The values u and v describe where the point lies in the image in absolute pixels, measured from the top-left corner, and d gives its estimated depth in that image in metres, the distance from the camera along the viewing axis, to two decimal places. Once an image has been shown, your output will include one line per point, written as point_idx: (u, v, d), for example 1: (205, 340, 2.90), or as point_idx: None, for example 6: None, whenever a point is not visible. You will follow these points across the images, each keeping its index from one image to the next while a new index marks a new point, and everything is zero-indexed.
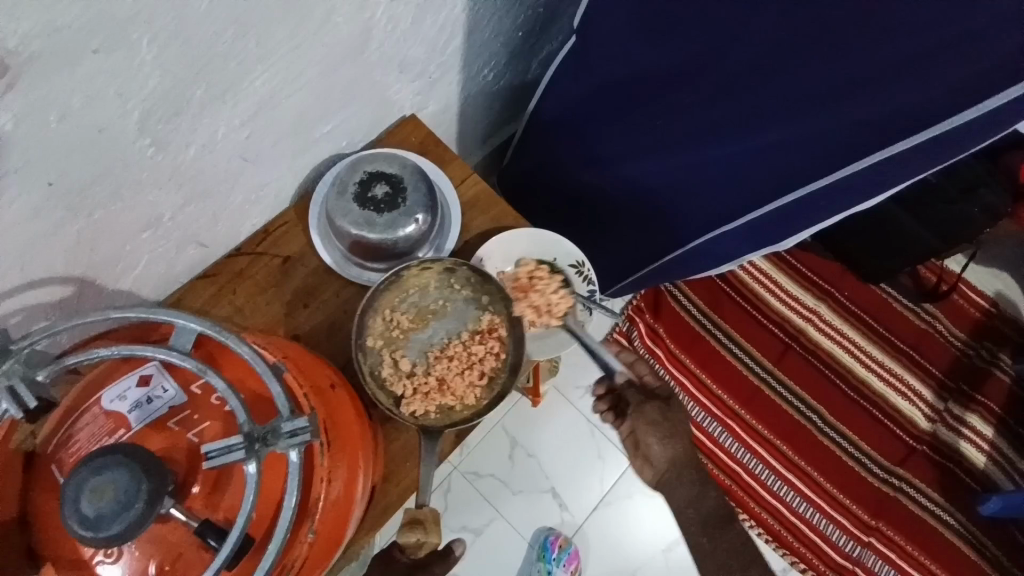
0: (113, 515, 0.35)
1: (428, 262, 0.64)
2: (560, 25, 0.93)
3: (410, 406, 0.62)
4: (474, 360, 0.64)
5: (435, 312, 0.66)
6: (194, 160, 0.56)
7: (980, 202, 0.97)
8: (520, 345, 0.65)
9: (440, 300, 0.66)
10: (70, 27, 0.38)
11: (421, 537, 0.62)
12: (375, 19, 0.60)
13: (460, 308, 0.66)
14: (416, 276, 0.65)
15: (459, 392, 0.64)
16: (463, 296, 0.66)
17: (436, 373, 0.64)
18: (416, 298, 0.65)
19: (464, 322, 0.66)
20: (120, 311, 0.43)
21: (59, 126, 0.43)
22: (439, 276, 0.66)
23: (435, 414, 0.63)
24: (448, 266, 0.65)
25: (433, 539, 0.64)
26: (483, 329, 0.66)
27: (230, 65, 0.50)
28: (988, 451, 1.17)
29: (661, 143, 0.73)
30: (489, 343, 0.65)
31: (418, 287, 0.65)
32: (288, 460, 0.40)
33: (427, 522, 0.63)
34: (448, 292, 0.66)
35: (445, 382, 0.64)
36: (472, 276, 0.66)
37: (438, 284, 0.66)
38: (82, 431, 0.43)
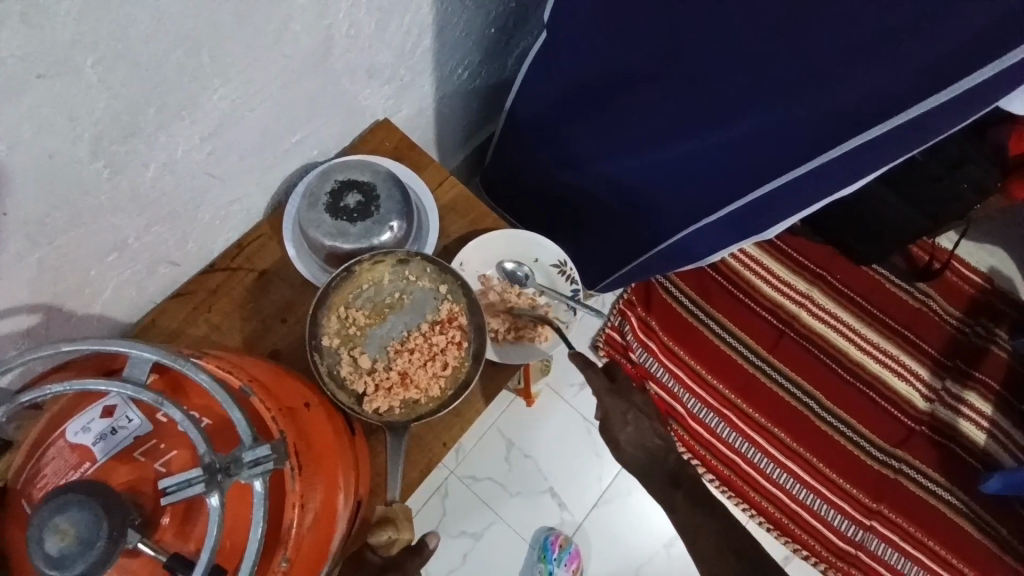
0: (75, 555, 0.34)
1: (379, 256, 0.64)
2: (533, 20, 0.91)
3: (373, 403, 0.61)
4: (436, 351, 0.63)
5: (392, 306, 0.65)
6: (156, 180, 0.54)
7: (968, 177, 0.96)
8: (481, 332, 0.63)
9: (395, 293, 0.65)
10: (9, 56, 0.37)
11: (393, 534, 0.59)
12: (336, 25, 0.58)
13: (419, 300, 0.65)
14: (368, 270, 0.64)
15: (423, 384, 0.62)
16: (420, 288, 0.65)
17: (397, 367, 0.63)
18: (371, 293, 0.64)
19: (423, 313, 0.65)
20: (72, 345, 0.41)
21: (8, 155, 0.42)
22: (392, 268, 0.65)
23: (399, 409, 0.62)
24: (400, 257, 0.64)
25: (407, 534, 0.60)
26: (443, 319, 0.64)
27: (185, 81, 0.49)
28: (988, 428, 1.16)
29: (638, 137, 0.72)
30: (450, 332, 0.64)
31: (373, 282, 0.64)
32: (253, 489, 0.39)
33: (398, 519, 0.60)
34: (403, 284, 0.65)
35: (408, 376, 0.62)
36: (428, 267, 0.64)
37: (393, 277, 0.65)
38: (48, 466, 0.42)
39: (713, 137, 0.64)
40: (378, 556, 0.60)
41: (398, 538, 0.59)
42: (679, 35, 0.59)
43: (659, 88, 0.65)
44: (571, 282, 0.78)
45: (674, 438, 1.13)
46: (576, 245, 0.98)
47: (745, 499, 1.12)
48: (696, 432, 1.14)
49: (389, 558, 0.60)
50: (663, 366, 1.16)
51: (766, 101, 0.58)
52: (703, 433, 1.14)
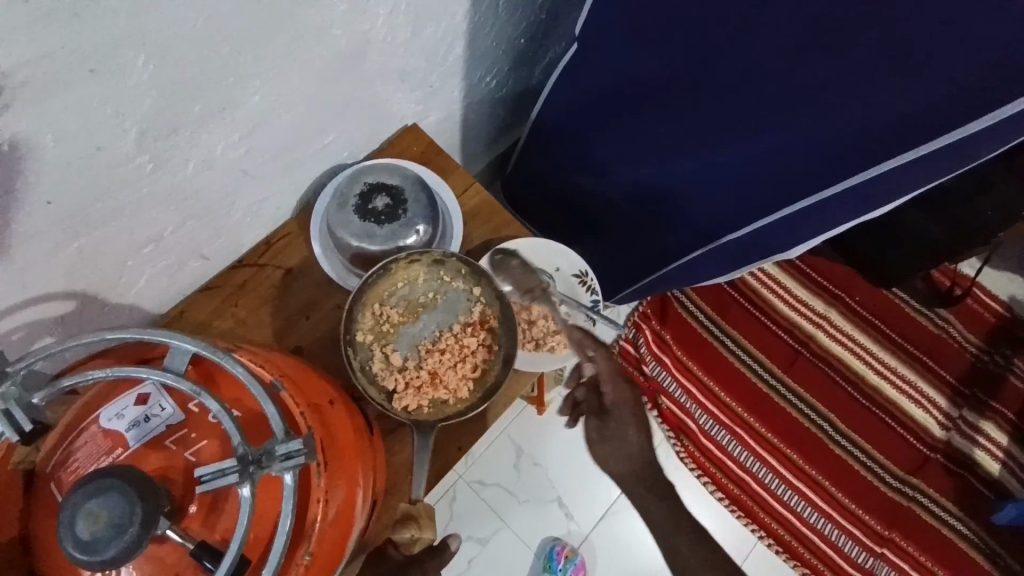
0: (108, 539, 0.35)
1: (416, 255, 0.64)
2: (561, 31, 0.92)
3: (402, 401, 0.62)
4: (467, 353, 0.65)
5: (426, 305, 0.66)
6: (193, 176, 0.56)
7: (993, 204, 0.93)
8: (512, 338, 0.64)
9: (429, 293, 0.66)
10: (62, 48, 0.38)
11: (415, 533, 0.62)
12: (372, 31, 0.60)
13: (451, 300, 0.66)
14: (404, 268, 0.65)
15: (452, 385, 0.64)
16: (453, 288, 0.66)
17: (427, 366, 0.64)
18: (406, 291, 0.66)
19: (455, 314, 0.66)
20: (116, 332, 0.43)
21: (57, 146, 0.43)
22: (427, 268, 0.66)
23: (427, 409, 0.63)
24: (436, 258, 0.65)
25: (428, 534, 0.63)
26: (475, 321, 0.66)
27: (227, 81, 0.50)
28: (1003, 459, 1.14)
29: (663, 153, 0.72)
30: (481, 335, 0.65)
31: (408, 280, 0.66)
32: (283, 482, 0.40)
33: (421, 517, 0.63)
34: (438, 284, 0.66)
35: (437, 376, 0.64)
36: (463, 268, 0.66)
37: (428, 276, 0.66)
38: (81, 450, 0.43)
39: (740, 155, 0.65)
40: (399, 553, 0.63)
41: (420, 537, 0.62)
42: (711, 53, 0.60)
43: (688, 105, 0.66)
44: (592, 292, 0.79)
45: (685, 454, 1.12)
46: (595, 255, 0.98)
47: (754, 520, 1.11)
48: (707, 448, 1.13)
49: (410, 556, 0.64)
50: (677, 380, 1.16)
51: (797, 121, 0.58)
52: (715, 451, 1.13)
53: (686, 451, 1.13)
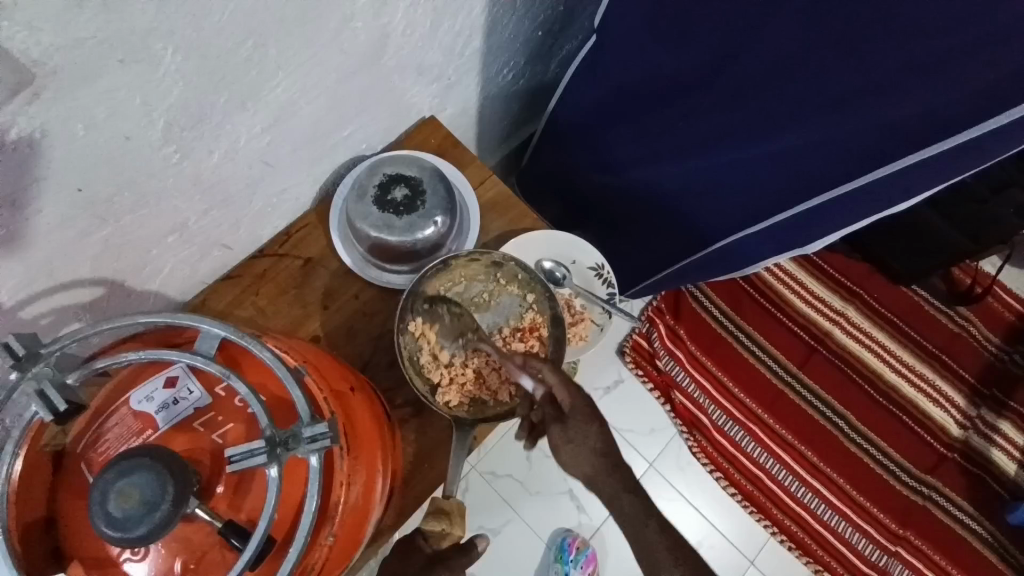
0: (140, 516, 0.36)
1: (476, 256, 0.67)
2: (579, 24, 0.92)
3: (445, 396, 0.64)
4: None
5: (479, 305, 0.69)
6: (216, 166, 0.57)
7: (1013, 202, 0.95)
8: (560, 347, 0.65)
9: (484, 293, 0.69)
10: (92, 38, 0.39)
11: (446, 528, 0.59)
12: (392, 24, 0.60)
13: (504, 305, 0.69)
14: (462, 266, 0.67)
15: (494, 387, 0.65)
16: (508, 293, 0.69)
17: (473, 365, 0.65)
18: (461, 289, 0.69)
19: (507, 317, 0.69)
20: (147, 317, 0.44)
21: (86, 135, 0.44)
22: (485, 268, 0.69)
23: (468, 407, 0.64)
24: (495, 260, 0.68)
25: (458, 532, 0.60)
26: (525, 327, 0.68)
27: (251, 73, 0.51)
28: (1021, 459, 1.13)
29: (681, 146, 0.72)
30: (530, 341, 0.67)
31: (466, 279, 0.69)
32: (308, 464, 0.41)
33: (452, 514, 0.58)
34: (493, 286, 0.69)
35: (481, 376, 0.65)
36: (519, 273, 0.68)
37: (485, 276, 0.69)
38: (111, 432, 0.44)
39: (759, 150, 0.64)
40: (429, 547, 0.60)
41: (450, 533, 0.59)
42: (731, 47, 0.59)
43: (707, 99, 0.65)
44: (607, 285, 0.79)
45: (698, 449, 1.12)
46: (609, 247, 0.98)
47: (767, 516, 1.10)
48: (719, 444, 1.13)
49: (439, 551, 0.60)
50: (689, 375, 1.16)
51: (818, 114, 0.58)
52: (725, 445, 1.13)
53: (698, 446, 1.12)
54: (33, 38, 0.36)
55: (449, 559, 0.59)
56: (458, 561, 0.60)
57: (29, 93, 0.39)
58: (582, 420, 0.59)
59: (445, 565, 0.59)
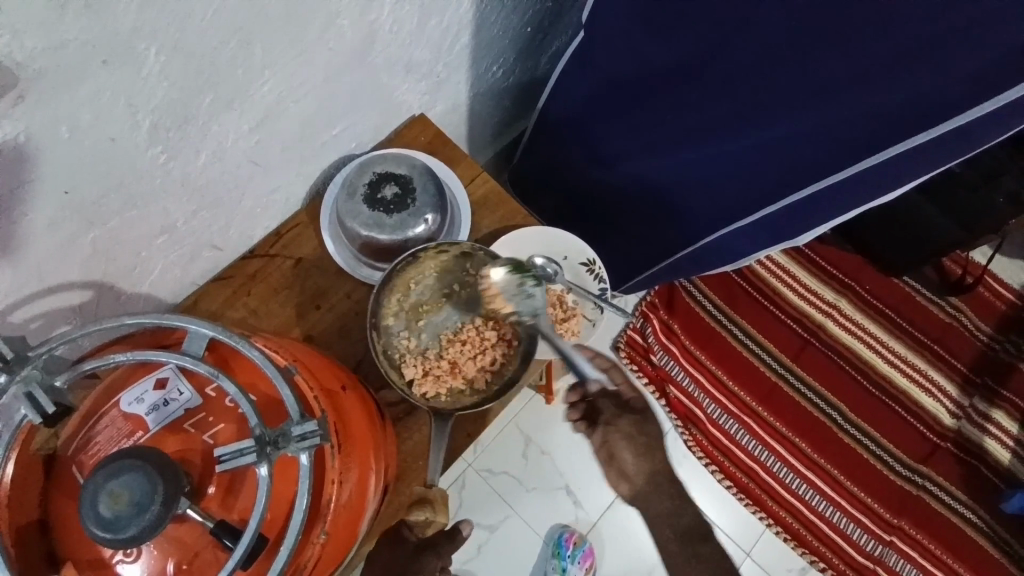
0: (130, 517, 0.36)
1: (444, 247, 0.65)
2: (568, 20, 0.92)
3: (421, 388, 0.64)
4: (487, 346, 0.66)
5: (451, 296, 0.68)
6: (205, 167, 0.57)
7: (1003, 189, 0.94)
8: (532, 334, 0.66)
9: (456, 284, 0.67)
10: (76, 40, 0.39)
11: (431, 515, 0.62)
12: (379, 22, 0.60)
13: (476, 295, 0.68)
14: (433, 258, 0.66)
15: (469, 376, 0.66)
16: (479, 283, 0.68)
17: (448, 356, 0.66)
18: (432, 281, 0.67)
19: (478, 307, 0.68)
20: (135, 318, 0.44)
21: (71, 137, 0.44)
22: (455, 260, 0.67)
23: (445, 397, 0.65)
24: (465, 250, 0.66)
25: (442, 518, 0.64)
26: (497, 316, 0.67)
27: (238, 72, 0.51)
28: (1013, 447, 1.14)
29: (671, 141, 0.72)
30: (502, 330, 0.67)
31: (435, 270, 0.67)
32: (299, 463, 0.41)
33: (435, 502, 0.63)
34: (464, 277, 0.67)
35: (457, 365, 0.66)
36: (490, 263, 0.66)
37: (456, 267, 0.67)
38: (101, 434, 0.44)
39: (746, 143, 0.64)
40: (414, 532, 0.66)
41: (434, 519, 0.63)
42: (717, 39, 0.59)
43: (694, 92, 0.65)
44: (598, 279, 0.79)
45: (693, 442, 1.13)
46: (602, 243, 0.99)
47: (761, 508, 1.11)
48: (714, 437, 1.14)
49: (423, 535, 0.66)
50: (682, 369, 1.16)
51: (804, 107, 0.58)
52: (720, 439, 1.14)
53: (693, 439, 1.13)
54: (16, 41, 0.36)
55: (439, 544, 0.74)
56: (444, 545, 0.75)
57: (11, 96, 0.38)
58: None
59: (434, 550, 0.73)
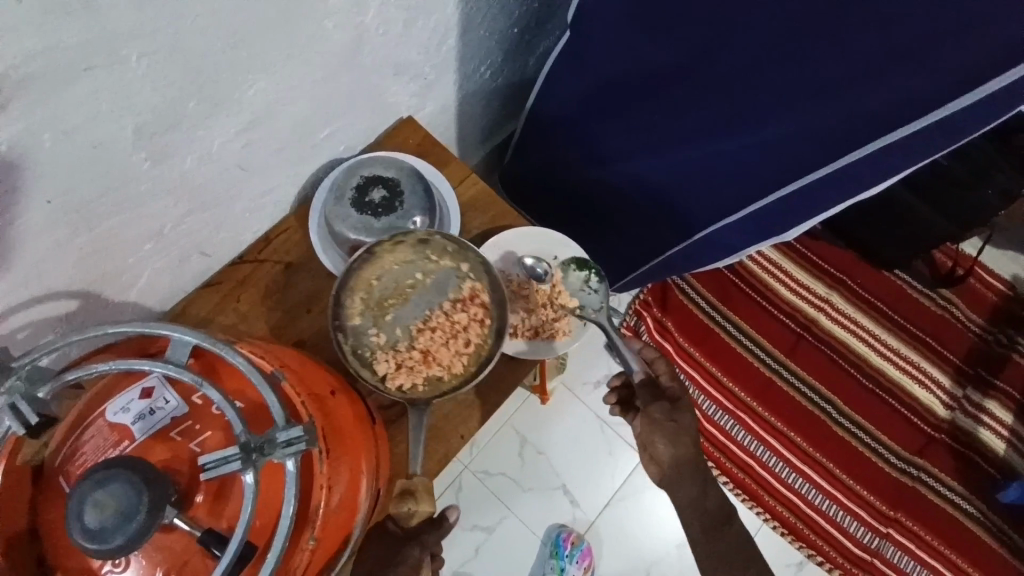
0: (116, 527, 0.36)
1: (400, 236, 0.63)
2: (556, 20, 0.92)
3: (396, 381, 0.62)
4: (459, 329, 0.64)
5: (415, 286, 0.65)
6: (192, 172, 0.56)
7: (994, 183, 0.94)
8: (502, 310, 0.63)
9: (418, 273, 0.65)
10: (59, 47, 0.38)
11: (412, 506, 0.59)
12: (366, 24, 0.60)
13: (441, 280, 0.66)
14: (389, 250, 0.64)
15: (445, 362, 0.63)
16: (442, 268, 0.66)
17: (420, 346, 0.64)
18: (393, 273, 0.65)
19: (445, 292, 0.66)
20: (117, 327, 0.44)
21: (55, 145, 0.44)
22: (413, 248, 0.65)
23: (423, 386, 0.63)
24: (420, 237, 0.64)
25: (427, 507, 0.60)
26: (465, 296, 0.65)
27: (224, 77, 0.51)
28: (1007, 437, 1.14)
29: (661, 138, 0.72)
30: (472, 310, 0.65)
31: (396, 262, 0.65)
32: (285, 469, 0.41)
33: (418, 492, 0.60)
34: (426, 264, 0.65)
35: (430, 353, 0.64)
36: (449, 245, 0.64)
37: (415, 256, 0.65)
38: (88, 444, 0.44)
39: (734, 138, 0.64)
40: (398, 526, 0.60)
41: (418, 510, 0.59)
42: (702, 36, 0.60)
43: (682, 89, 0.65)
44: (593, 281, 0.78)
45: None
46: (593, 242, 0.99)
47: (758, 503, 1.11)
48: (710, 433, 1.14)
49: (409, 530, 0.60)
50: (677, 366, 1.16)
51: (791, 101, 0.58)
52: (717, 435, 1.14)
53: None
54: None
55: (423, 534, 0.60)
56: (432, 535, 0.61)
57: None
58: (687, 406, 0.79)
59: (419, 541, 0.59)
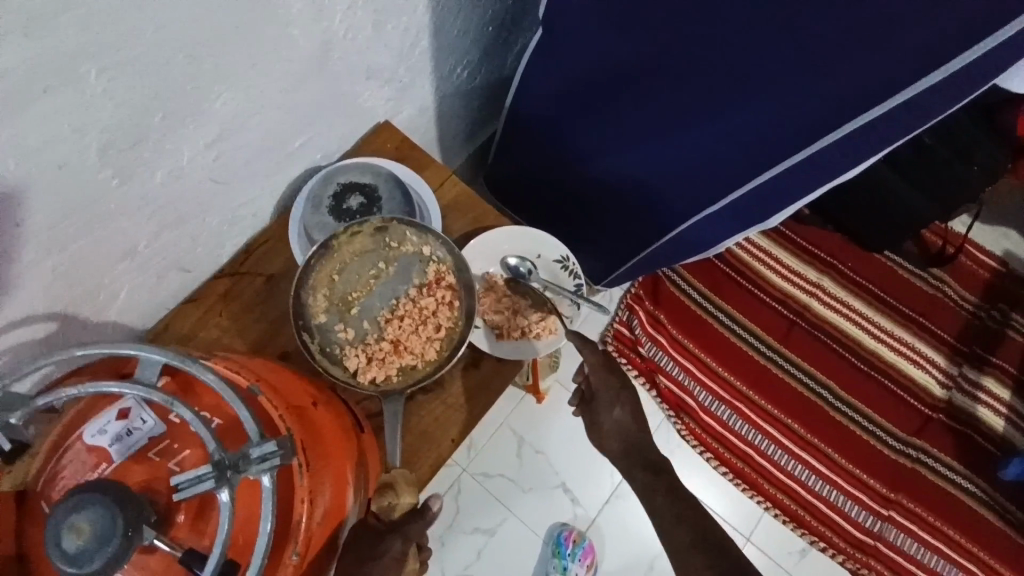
0: (93, 551, 0.35)
1: (357, 227, 0.64)
2: (530, 17, 0.91)
3: (368, 374, 0.63)
4: (428, 314, 0.65)
5: (378, 276, 0.66)
6: (163, 187, 0.56)
7: (977, 159, 0.96)
8: (470, 289, 0.65)
9: (380, 262, 0.66)
10: (14, 70, 0.38)
11: (393, 499, 0.58)
12: (333, 30, 0.59)
13: (404, 267, 0.66)
14: (347, 242, 0.64)
15: (418, 349, 0.65)
16: (403, 255, 0.66)
17: (389, 336, 0.65)
18: (354, 266, 0.65)
19: (410, 279, 0.66)
20: (86, 349, 0.43)
21: (17, 168, 0.43)
22: (372, 237, 0.66)
23: (396, 377, 0.64)
24: (378, 225, 0.65)
25: (407, 498, 0.59)
26: (431, 281, 0.66)
27: (188, 90, 0.50)
28: (1006, 414, 1.14)
29: (638, 131, 0.72)
30: (439, 294, 0.66)
31: (356, 253, 0.65)
32: (261, 484, 0.41)
33: (398, 484, 0.60)
34: (388, 252, 0.66)
35: (401, 343, 0.65)
36: (408, 231, 0.66)
37: (375, 245, 0.66)
38: (68, 467, 0.43)
39: (709, 127, 0.64)
40: (378, 522, 0.57)
41: (399, 503, 0.59)
42: (672, 25, 0.59)
43: (655, 80, 0.65)
44: (574, 276, 0.79)
45: (686, 430, 1.13)
46: (578, 238, 0.98)
47: (758, 491, 1.11)
48: (707, 424, 1.13)
49: (389, 525, 0.57)
50: (671, 358, 1.16)
51: (763, 87, 0.57)
52: (715, 426, 1.13)
53: (686, 428, 1.13)
54: None
55: (405, 525, 0.57)
56: (415, 526, 0.58)
57: None
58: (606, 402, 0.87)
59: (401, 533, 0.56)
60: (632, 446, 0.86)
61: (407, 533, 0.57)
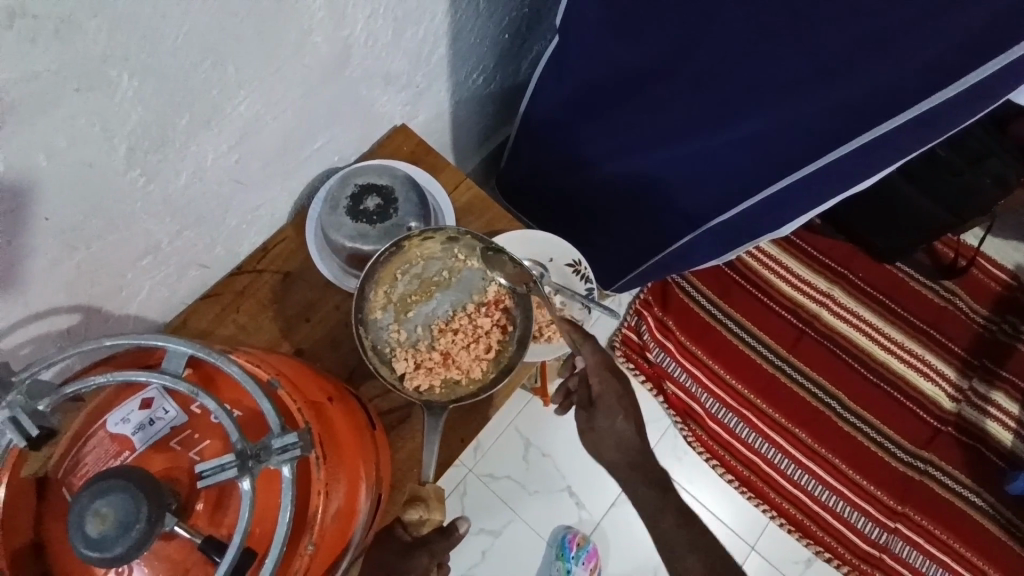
0: (116, 536, 0.36)
1: (430, 233, 0.65)
2: (545, 24, 0.92)
3: (414, 381, 0.64)
4: (481, 333, 0.66)
5: (440, 284, 0.68)
6: (186, 187, 0.57)
7: (990, 172, 0.95)
8: (528, 317, 0.66)
9: (445, 271, 0.68)
10: (47, 70, 0.39)
11: (424, 513, 0.62)
12: (354, 35, 0.61)
13: (466, 280, 0.68)
14: (417, 245, 0.66)
15: (465, 366, 0.65)
16: (467, 268, 0.68)
17: (440, 347, 0.66)
18: (420, 270, 0.67)
19: (469, 293, 0.68)
20: (115, 339, 0.44)
21: (49, 165, 0.44)
22: (441, 245, 0.67)
23: (440, 389, 0.64)
24: (450, 235, 0.66)
25: (438, 516, 0.63)
26: (489, 301, 0.68)
27: (211, 94, 0.51)
28: (1016, 428, 1.13)
29: (652, 137, 0.72)
30: (495, 315, 0.67)
31: (422, 257, 0.67)
32: (280, 475, 0.42)
33: (429, 499, 0.63)
34: (452, 263, 0.68)
35: (450, 356, 0.65)
36: (478, 247, 0.67)
37: (442, 254, 0.68)
38: (90, 455, 0.45)
39: (723, 137, 0.65)
40: (408, 534, 0.63)
41: (430, 518, 0.62)
42: (688, 38, 0.60)
43: (670, 90, 0.66)
44: (585, 280, 0.80)
45: (694, 437, 1.13)
46: (587, 244, 0.99)
47: (759, 495, 1.11)
48: (713, 432, 1.13)
49: (419, 537, 0.63)
50: (681, 365, 1.16)
51: (778, 98, 0.58)
52: (723, 434, 1.13)
53: (693, 435, 1.13)
54: None
55: (432, 542, 0.63)
56: (440, 544, 0.64)
57: None
58: (607, 412, 0.82)
59: (427, 547, 0.63)
60: (629, 461, 0.86)
61: (432, 549, 0.63)
